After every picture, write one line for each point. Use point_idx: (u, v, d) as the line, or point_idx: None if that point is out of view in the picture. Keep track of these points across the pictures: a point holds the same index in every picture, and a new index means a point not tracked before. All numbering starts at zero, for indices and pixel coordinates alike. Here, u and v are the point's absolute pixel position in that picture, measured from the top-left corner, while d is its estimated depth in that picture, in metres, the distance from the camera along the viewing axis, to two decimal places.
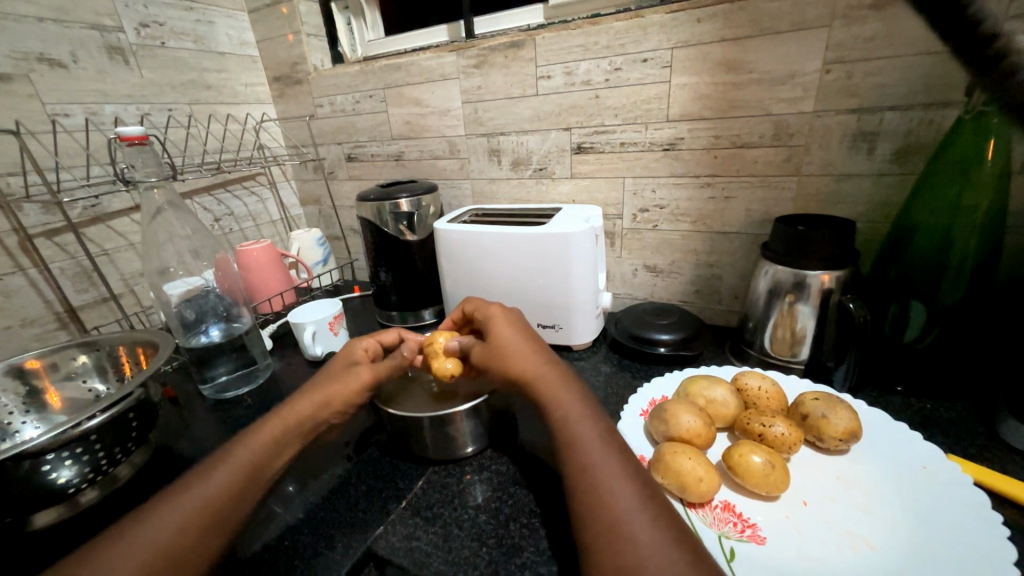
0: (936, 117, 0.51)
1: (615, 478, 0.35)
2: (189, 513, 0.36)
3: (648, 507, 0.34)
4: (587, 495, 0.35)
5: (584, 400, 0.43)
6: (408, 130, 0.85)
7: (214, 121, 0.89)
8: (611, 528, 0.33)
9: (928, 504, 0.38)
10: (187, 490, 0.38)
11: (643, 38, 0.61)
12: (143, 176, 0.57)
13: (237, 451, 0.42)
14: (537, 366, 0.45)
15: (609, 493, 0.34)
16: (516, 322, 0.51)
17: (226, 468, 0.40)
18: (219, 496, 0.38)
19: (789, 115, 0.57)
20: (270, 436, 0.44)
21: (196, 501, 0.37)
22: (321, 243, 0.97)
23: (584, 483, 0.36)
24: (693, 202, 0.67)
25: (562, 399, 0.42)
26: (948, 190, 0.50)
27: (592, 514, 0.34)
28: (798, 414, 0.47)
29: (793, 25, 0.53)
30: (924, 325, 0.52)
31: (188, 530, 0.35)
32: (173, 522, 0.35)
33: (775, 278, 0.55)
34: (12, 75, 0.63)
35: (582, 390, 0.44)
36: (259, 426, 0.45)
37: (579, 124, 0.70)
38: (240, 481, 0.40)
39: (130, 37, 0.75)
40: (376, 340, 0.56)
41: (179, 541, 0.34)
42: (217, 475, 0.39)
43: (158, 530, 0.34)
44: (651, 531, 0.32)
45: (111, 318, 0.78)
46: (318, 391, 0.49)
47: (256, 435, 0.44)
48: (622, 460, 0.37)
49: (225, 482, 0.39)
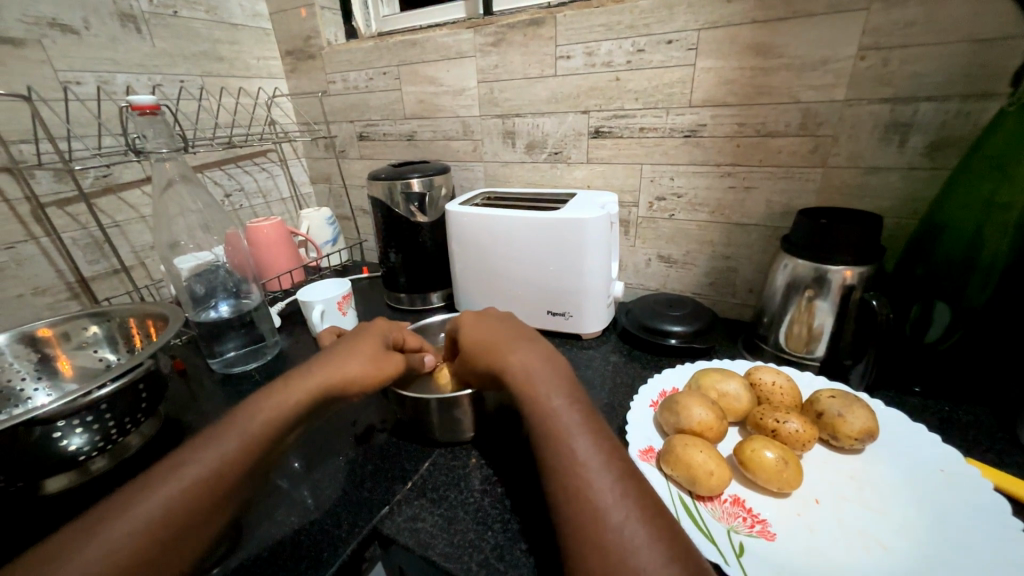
0: (975, 110, 0.49)
1: (603, 476, 0.35)
2: (194, 484, 0.35)
3: (632, 503, 0.33)
4: (573, 489, 0.34)
5: (565, 392, 0.42)
6: (422, 109, 0.84)
7: (226, 94, 0.88)
8: (595, 525, 0.32)
9: (945, 508, 0.37)
10: (191, 460, 0.37)
11: (669, 18, 0.59)
12: (154, 146, 0.56)
13: (245, 421, 0.40)
14: (532, 370, 0.43)
15: (595, 489, 0.34)
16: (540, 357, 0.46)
17: (233, 439, 0.39)
18: (225, 468, 0.37)
19: (818, 103, 0.55)
20: (277, 409, 0.42)
21: (199, 474, 0.36)
22: (331, 223, 0.96)
23: (568, 477, 0.35)
24: (713, 192, 0.65)
25: (546, 394, 0.41)
26: (982, 186, 0.47)
27: (578, 509, 0.33)
28: (812, 411, 0.46)
29: (829, 7, 0.51)
30: (948, 327, 0.51)
31: (196, 503, 0.35)
32: (179, 495, 0.35)
33: (794, 272, 0.54)
34: (24, 40, 0.62)
35: (562, 377, 0.44)
36: (266, 396, 0.43)
37: (597, 108, 0.68)
38: (249, 451, 0.39)
39: (142, 4, 0.73)
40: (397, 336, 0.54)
41: (186, 513, 0.34)
42: (224, 445, 0.38)
43: (163, 501, 0.34)
44: (637, 532, 0.31)
45: (122, 289, 0.78)
46: (328, 362, 0.46)
47: (263, 406, 0.41)
48: (610, 455, 0.36)
49: (232, 454, 0.38)
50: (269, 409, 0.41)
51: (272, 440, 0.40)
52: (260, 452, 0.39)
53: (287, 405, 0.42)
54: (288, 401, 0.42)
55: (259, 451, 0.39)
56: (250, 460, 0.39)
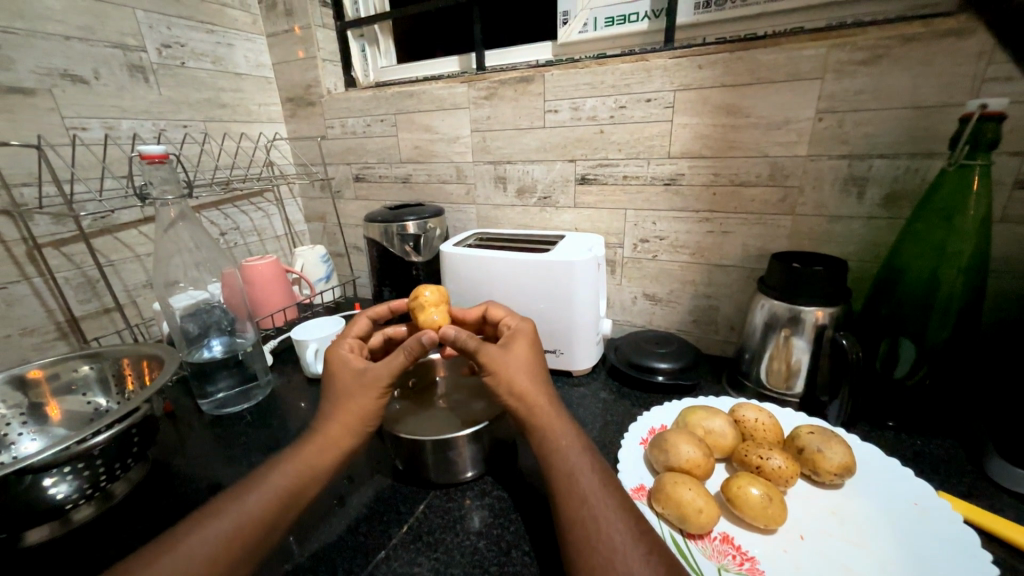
0: (922, 166, 0.54)
1: (609, 512, 0.36)
2: (220, 543, 0.35)
3: (641, 542, 0.34)
4: (579, 520, 0.36)
5: (571, 431, 0.43)
6: (417, 154, 0.88)
7: (228, 138, 0.91)
8: (603, 556, 0.33)
9: (922, 543, 0.39)
10: (217, 515, 0.37)
11: (648, 80, 0.64)
12: (160, 192, 0.59)
13: (272, 477, 0.41)
14: (536, 402, 0.44)
15: (603, 523, 0.35)
16: (535, 370, 0.47)
17: (259, 494, 0.39)
18: (249, 524, 0.37)
19: (784, 158, 0.60)
20: (301, 462, 0.42)
21: (224, 530, 0.36)
22: (325, 260, 0.98)
23: (574, 510, 0.37)
24: (692, 236, 0.69)
25: (554, 433, 0.42)
26: (934, 235, 0.52)
27: (588, 546, 0.34)
28: (794, 446, 0.48)
29: (788, 76, 0.57)
30: (913, 362, 0.55)
31: (220, 559, 0.35)
32: (203, 550, 0.34)
33: (771, 311, 0.57)
34: (36, 89, 0.65)
35: (535, 359, 0.48)
36: (293, 451, 0.44)
37: (583, 157, 0.73)
38: (273, 509, 0.39)
39: (152, 56, 0.77)
40: (354, 338, 0.54)
41: (208, 569, 0.34)
42: (250, 503, 0.38)
43: (185, 558, 0.34)
44: (645, 566, 0.32)
45: (111, 328, 0.78)
46: (337, 400, 0.47)
47: (288, 461, 0.42)
48: (614, 495, 0.37)
49: (258, 510, 0.38)
50: (296, 463, 0.42)
51: (298, 495, 0.41)
52: (285, 510, 0.40)
53: (310, 461, 0.43)
54: (314, 452, 0.43)
55: (284, 509, 0.39)
56: (275, 518, 0.39)
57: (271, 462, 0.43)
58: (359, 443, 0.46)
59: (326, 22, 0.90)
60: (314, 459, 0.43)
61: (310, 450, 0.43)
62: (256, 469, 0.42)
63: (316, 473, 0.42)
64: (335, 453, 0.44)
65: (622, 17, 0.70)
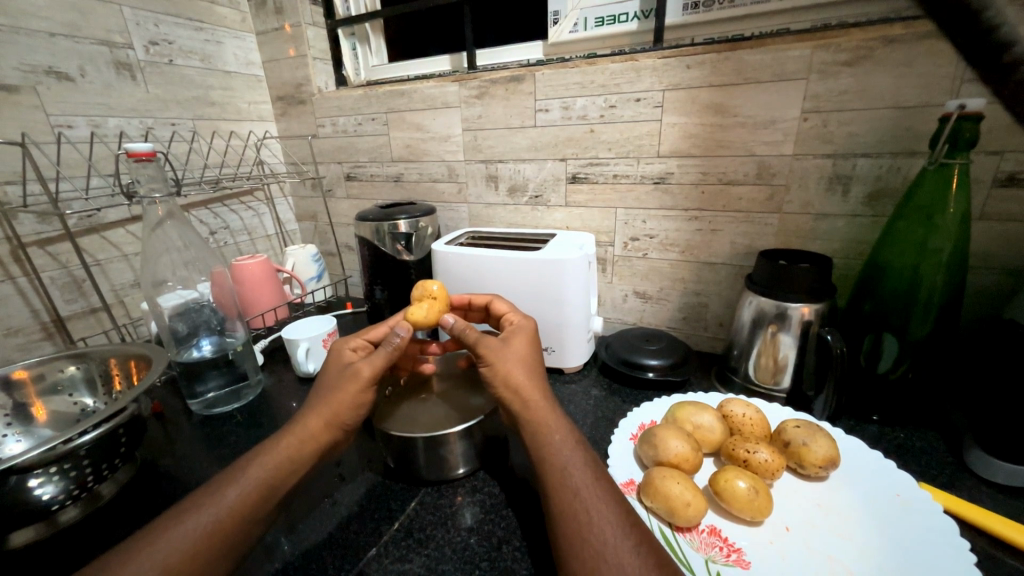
0: (904, 165, 0.55)
1: (599, 505, 0.36)
2: (198, 535, 0.35)
3: (630, 533, 0.34)
4: (569, 512, 0.36)
5: (563, 425, 0.43)
6: (408, 153, 0.88)
7: (218, 136, 0.90)
8: (593, 547, 0.34)
9: (904, 534, 0.39)
10: (195, 509, 0.37)
11: (637, 79, 0.65)
12: (147, 190, 0.58)
13: (250, 469, 0.41)
14: (530, 398, 0.45)
15: (593, 516, 0.35)
16: (530, 367, 0.48)
17: (237, 486, 0.39)
18: (229, 518, 0.37)
19: (770, 156, 0.61)
20: (281, 454, 0.42)
21: (203, 523, 0.36)
22: (316, 259, 0.98)
23: (565, 503, 0.37)
24: (682, 234, 0.70)
25: (546, 427, 0.43)
26: (915, 232, 0.53)
27: (578, 538, 0.34)
28: (780, 440, 0.49)
29: (774, 76, 0.58)
30: (897, 356, 0.56)
31: (198, 553, 0.34)
32: (181, 544, 0.34)
33: (759, 308, 0.58)
34: (19, 86, 0.64)
35: (532, 357, 0.49)
36: (269, 445, 0.43)
37: (574, 156, 0.73)
38: (253, 501, 0.39)
39: (138, 53, 0.76)
40: (365, 339, 0.54)
41: (186, 565, 0.33)
42: (228, 496, 0.38)
43: (163, 552, 0.33)
44: (634, 555, 0.33)
45: (98, 329, 0.77)
46: (328, 395, 0.47)
47: (267, 455, 0.42)
48: (604, 488, 0.38)
49: (237, 502, 0.38)
50: (274, 456, 0.42)
51: (275, 488, 0.41)
52: (263, 502, 0.39)
53: (290, 453, 0.43)
54: (295, 446, 0.43)
55: (262, 502, 0.39)
56: (254, 510, 0.39)
57: (248, 455, 0.42)
58: (339, 435, 0.46)
59: (316, 20, 0.90)
60: (293, 452, 0.43)
61: (288, 441, 0.43)
62: (234, 463, 0.42)
63: (295, 464, 0.42)
64: (314, 446, 0.44)
65: (612, 17, 0.70)
